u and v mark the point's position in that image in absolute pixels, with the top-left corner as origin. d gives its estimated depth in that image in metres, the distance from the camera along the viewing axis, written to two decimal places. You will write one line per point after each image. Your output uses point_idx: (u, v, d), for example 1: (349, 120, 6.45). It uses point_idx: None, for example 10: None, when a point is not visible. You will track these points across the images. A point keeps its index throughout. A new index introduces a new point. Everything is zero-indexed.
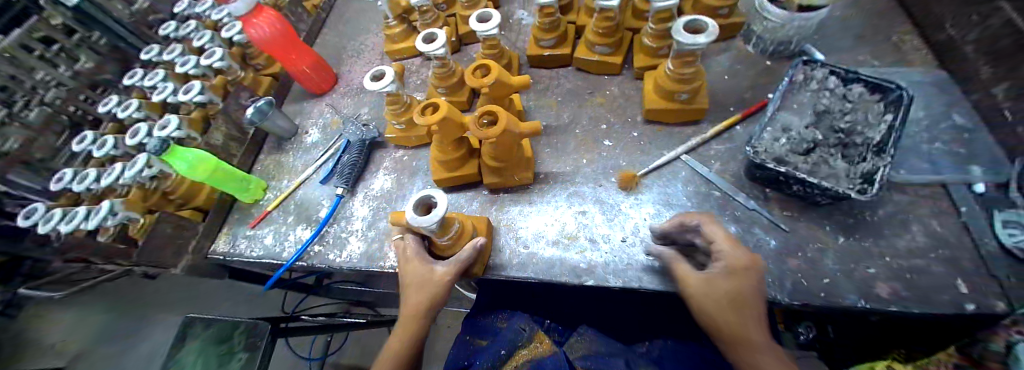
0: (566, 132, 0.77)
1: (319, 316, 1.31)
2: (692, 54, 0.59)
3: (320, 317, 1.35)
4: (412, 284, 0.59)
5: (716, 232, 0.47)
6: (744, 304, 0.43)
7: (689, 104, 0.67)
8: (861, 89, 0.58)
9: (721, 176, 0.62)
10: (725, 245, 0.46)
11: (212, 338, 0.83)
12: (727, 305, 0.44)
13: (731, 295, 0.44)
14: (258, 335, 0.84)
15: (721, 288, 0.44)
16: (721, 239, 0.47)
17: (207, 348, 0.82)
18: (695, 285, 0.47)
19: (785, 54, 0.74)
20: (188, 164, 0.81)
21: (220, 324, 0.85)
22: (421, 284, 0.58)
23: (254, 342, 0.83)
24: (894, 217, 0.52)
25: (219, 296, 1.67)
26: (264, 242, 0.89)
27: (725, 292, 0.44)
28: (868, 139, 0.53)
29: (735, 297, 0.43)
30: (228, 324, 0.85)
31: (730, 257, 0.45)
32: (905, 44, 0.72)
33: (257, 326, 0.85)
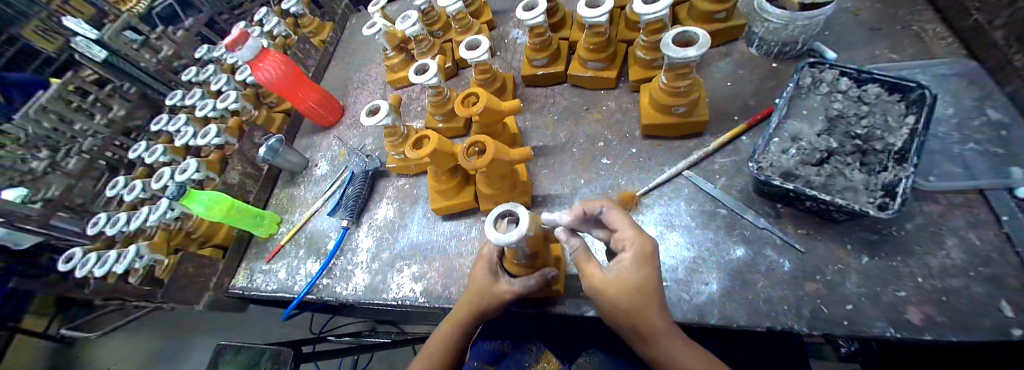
0: (563, 151, 0.75)
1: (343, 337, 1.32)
2: (687, 66, 0.56)
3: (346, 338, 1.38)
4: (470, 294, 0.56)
5: (620, 221, 0.44)
6: (650, 296, 0.40)
7: (688, 117, 0.63)
8: (877, 90, 0.53)
9: (726, 192, 0.58)
10: (631, 234, 0.42)
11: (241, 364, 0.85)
12: (633, 300, 0.40)
13: (634, 288, 0.40)
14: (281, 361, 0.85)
15: (628, 282, 0.40)
16: (627, 227, 0.43)
17: None
18: (601, 282, 0.42)
19: (791, 55, 0.70)
20: (205, 207, 0.86)
21: (248, 349, 0.88)
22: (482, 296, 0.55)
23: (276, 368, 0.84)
24: (924, 230, 0.47)
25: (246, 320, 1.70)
26: (278, 276, 0.92)
27: (633, 286, 0.40)
28: (890, 145, 0.49)
29: (643, 288, 0.40)
30: (256, 350, 0.87)
31: (636, 245, 0.42)
32: (928, 34, 0.66)
33: (281, 353, 0.86)
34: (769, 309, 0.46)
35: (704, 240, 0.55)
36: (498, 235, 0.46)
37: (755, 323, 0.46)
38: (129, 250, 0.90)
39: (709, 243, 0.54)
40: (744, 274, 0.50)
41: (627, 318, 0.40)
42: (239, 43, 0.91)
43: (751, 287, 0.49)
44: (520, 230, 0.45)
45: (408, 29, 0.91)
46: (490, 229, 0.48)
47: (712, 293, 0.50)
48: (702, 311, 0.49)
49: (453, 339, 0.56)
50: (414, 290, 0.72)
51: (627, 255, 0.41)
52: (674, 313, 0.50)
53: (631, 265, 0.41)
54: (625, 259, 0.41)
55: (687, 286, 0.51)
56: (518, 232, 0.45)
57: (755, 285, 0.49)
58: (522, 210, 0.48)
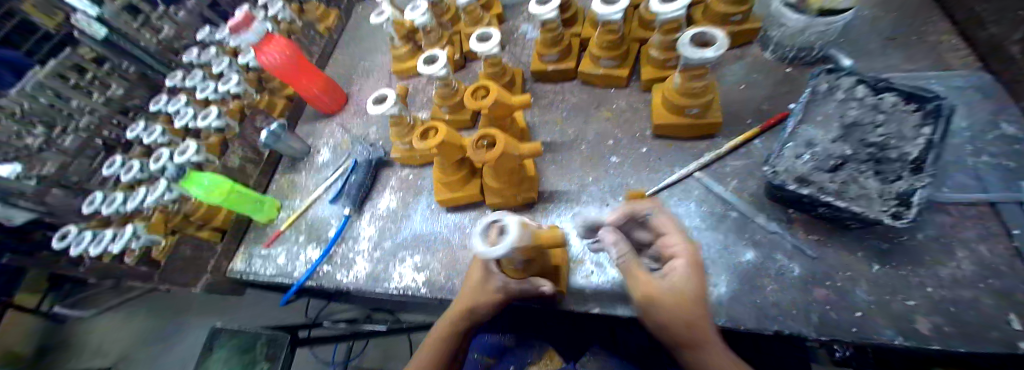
0: (570, 148, 0.75)
1: (340, 324, 1.32)
2: (703, 67, 0.56)
3: (341, 325, 1.37)
4: (462, 295, 0.55)
5: (669, 225, 0.45)
6: (701, 306, 0.40)
7: (701, 119, 0.63)
8: (893, 99, 0.52)
9: (738, 195, 0.58)
10: (679, 238, 0.44)
11: (237, 348, 0.84)
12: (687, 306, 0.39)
13: (687, 294, 0.39)
14: (278, 346, 0.85)
15: (683, 290, 0.40)
16: (675, 231, 0.44)
17: (233, 357, 0.83)
18: (658, 288, 0.40)
19: (806, 61, 0.69)
20: (203, 191, 0.85)
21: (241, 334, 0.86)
22: (475, 297, 0.54)
23: (273, 353, 0.84)
24: (935, 241, 0.47)
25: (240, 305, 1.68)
26: (277, 261, 0.91)
27: (688, 292, 0.40)
28: (905, 154, 0.48)
29: (696, 297, 0.40)
30: (248, 336, 0.86)
31: (686, 250, 0.42)
32: (943, 44, 0.66)
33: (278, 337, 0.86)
34: (777, 313, 0.46)
35: (714, 242, 0.55)
36: (485, 248, 0.43)
37: (763, 327, 0.46)
38: (126, 230, 0.89)
39: (719, 246, 0.54)
40: (755, 277, 0.50)
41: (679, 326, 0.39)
42: (244, 26, 0.91)
43: (759, 291, 0.49)
44: (507, 243, 0.41)
45: (416, 19, 0.90)
46: (477, 243, 0.45)
47: (722, 295, 0.49)
48: (710, 312, 0.48)
49: (450, 339, 0.55)
50: (415, 280, 0.71)
51: (679, 261, 0.41)
52: None
53: (685, 270, 0.41)
54: (677, 265, 0.41)
55: None
56: (505, 245, 0.42)
57: (764, 289, 0.49)
58: (512, 221, 0.44)
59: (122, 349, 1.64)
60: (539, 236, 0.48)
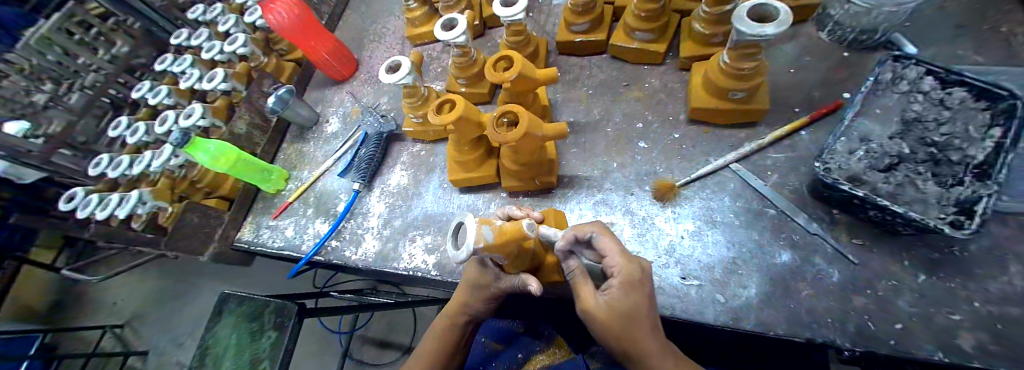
0: (595, 131, 0.70)
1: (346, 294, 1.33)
2: (756, 44, 0.50)
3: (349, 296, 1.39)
4: (462, 288, 0.55)
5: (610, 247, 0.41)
6: (637, 324, 0.39)
7: (745, 103, 0.58)
8: (963, 95, 0.47)
9: (778, 192, 0.54)
10: (618, 259, 0.40)
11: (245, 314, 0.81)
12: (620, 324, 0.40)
13: (621, 311, 0.40)
14: (285, 315, 0.78)
15: (616, 309, 0.40)
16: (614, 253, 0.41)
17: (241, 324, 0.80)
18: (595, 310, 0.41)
19: (865, 45, 0.63)
20: (209, 157, 0.82)
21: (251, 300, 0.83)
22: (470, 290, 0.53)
23: (280, 322, 0.77)
24: (989, 253, 0.44)
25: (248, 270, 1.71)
26: (285, 233, 0.90)
27: (622, 311, 0.40)
28: (968, 156, 0.44)
29: (631, 315, 0.40)
30: (259, 302, 0.82)
31: (624, 272, 0.40)
32: (1021, 35, 0.59)
33: (286, 307, 0.80)
34: (808, 321, 0.44)
35: (746, 240, 0.52)
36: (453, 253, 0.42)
37: (794, 334, 0.44)
38: (131, 195, 0.87)
39: (752, 244, 0.51)
40: (788, 281, 0.47)
41: (612, 337, 0.41)
42: None
43: (792, 294, 0.46)
44: (469, 247, 0.39)
45: None
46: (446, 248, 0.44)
47: (751, 297, 0.47)
48: (735, 315, 0.47)
49: (450, 330, 0.56)
50: (426, 262, 0.69)
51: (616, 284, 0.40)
52: (707, 313, 0.48)
53: (620, 293, 0.40)
54: (614, 288, 0.40)
55: (724, 287, 0.49)
56: (467, 248, 0.39)
57: (799, 294, 0.46)
58: (468, 220, 0.41)
59: (136, 308, 1.69)
60: (504, 231, 0.42)
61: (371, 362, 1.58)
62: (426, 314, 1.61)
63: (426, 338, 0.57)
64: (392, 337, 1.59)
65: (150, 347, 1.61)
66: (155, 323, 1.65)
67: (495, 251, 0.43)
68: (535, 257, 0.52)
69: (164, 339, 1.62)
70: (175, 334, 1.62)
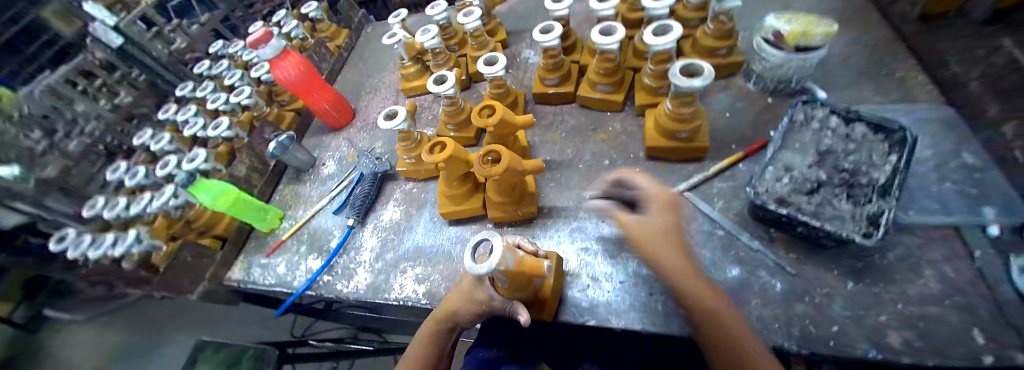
0: (569, 167, 0.79)
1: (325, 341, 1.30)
2: (691, 94, 0.62)
3: (328, 343, 1.35)
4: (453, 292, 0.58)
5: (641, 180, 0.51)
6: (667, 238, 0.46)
7: (689, 143, 0.68)
8: (864, 130, 0.59)
9: (724, 216, 0.62)
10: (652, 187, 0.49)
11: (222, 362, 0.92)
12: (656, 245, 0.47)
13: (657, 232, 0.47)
14: None
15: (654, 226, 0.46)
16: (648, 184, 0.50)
17: None
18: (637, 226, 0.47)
19: (786, 92, 0.76)
20: (211, 197, 0.87)
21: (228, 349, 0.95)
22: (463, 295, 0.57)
23: None
24: (905, 261, 0.51)
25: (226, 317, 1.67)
26: (277, 270, 0.93)
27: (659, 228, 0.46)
28: (874, 179, 0.53)
29: (666, 233, 0.46)
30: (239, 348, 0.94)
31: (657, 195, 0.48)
32: (910, 81, 0.73)
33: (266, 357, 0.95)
34: (761, 326, 0.50)
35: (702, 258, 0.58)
36: (470, 263, 0.45)
37: None
38: (129, 234, 0.90)
39: (706, 262, 0.58)
40: (739, 292, 0.53)
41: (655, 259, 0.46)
42: (262, 42, 0.95)
43: (744, 304, 0.52)
44: (490, 264, 0.43)
45: (427, 42, 0.98)
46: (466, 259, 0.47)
47: None
48: None
49: (434, 338, 0.58)
50: (415, 291, 0.73)
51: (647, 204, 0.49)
52: (674, 324, 0.53)
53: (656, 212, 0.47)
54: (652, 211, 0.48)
55: None
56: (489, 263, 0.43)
57: (748, 303, 0.52)
58: (497, 241, 0.45)
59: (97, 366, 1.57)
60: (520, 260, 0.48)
61: None
62: None
63: (411, 348, 0.59)
64: None
65: None
66: None
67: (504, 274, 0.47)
68: (533, 290, 0.55)
69: None
70: None
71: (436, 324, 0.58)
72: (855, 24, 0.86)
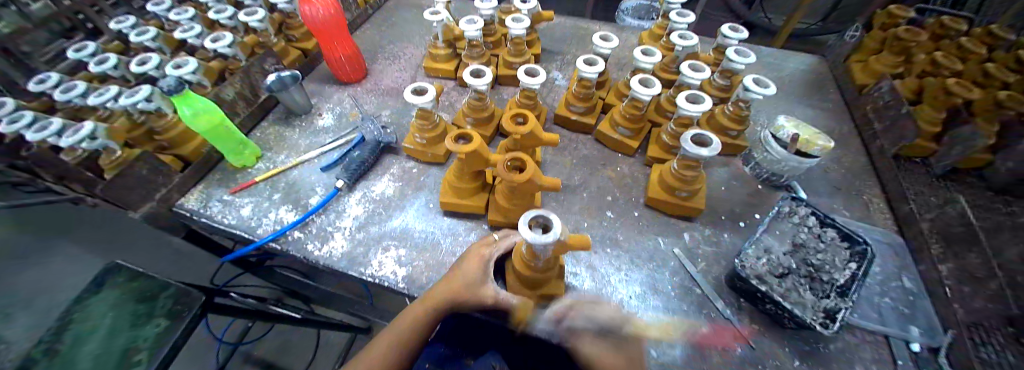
0: (574, 193, 0.82)
1: (247, 299, 1.14)
2: (696, 161, 0.68)
3: (249, 300, 1.15)
4: (452, 280, 0.57)
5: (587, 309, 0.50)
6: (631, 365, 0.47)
7: (687, 201, 0.73)
8: (833, 234, 0.67)
9: (704, 277, 0.67)
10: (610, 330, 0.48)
11: (134, 293, 0.79)
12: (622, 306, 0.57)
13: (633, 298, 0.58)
14: (186, 305, 0.78)
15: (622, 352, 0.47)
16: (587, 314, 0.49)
17: (123, 304, 0.78)
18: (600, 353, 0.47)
19: (774, 183, 0.84)
20: (193, 113, 0.78)
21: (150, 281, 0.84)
22: (467, 287, 0.56)
23: (178, 312, 0.76)
24: (844, 354, 0.59)
25: (142, 244, 1.58)
26: (241, 211, 0.85)
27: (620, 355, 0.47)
28: (834, 279, 0.61)
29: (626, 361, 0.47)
30: (157, 283, 0.81)
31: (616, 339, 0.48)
32: (872, 206, 0.85)
33: (186, 295, 0.79)
34: None
35: (677, 309, 0.63)
36: (535, 235, 0.49)
37: None
38: (83, 126, 0.79)
39: (681, 314, 0.62)
40: (704, 349, 0.58)
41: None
42: None
43: (707, 360, 0.57)
44: (551, 238, 0.49)
45: (470, 31, 0.98)
46: (525, 229, 0.50)
47: (676, 357, 0.57)
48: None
49: (428, 318, 0.56)
50: (395, 272, 0.71)
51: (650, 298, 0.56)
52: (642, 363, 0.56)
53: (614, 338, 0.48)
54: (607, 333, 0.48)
55: (658, 346, 0.58)
56: (554, 235, 0.50)
57: (710, 361, 0.57)
58: (559, 220, 0.52)
59: None
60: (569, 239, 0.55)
61: None
62: (333, 340, 1.49)
63: (397, 322, 0.56)
64: (282, 361, 1.43)
65: None
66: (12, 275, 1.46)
67: (547, 250, 0.53)
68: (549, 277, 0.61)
69: None
70: None
71: (435, 306, 0.56)
72: (840, 143, 0.99)
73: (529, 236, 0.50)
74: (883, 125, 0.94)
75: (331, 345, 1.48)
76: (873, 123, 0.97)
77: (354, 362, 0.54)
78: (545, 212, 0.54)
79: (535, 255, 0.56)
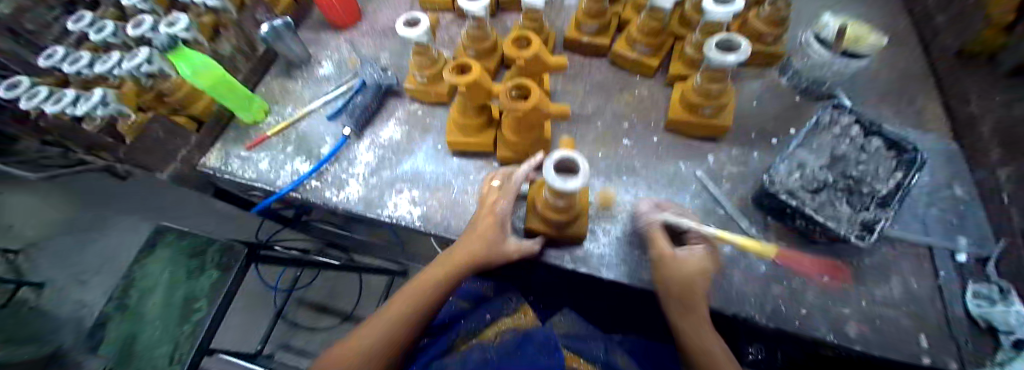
0: (588, 122, 0.77)
1: (291, 250, 1.20)
2: (721, 71, 0.59)
3: (293, 251, 1.21)
4: (473, 239, 0.55)
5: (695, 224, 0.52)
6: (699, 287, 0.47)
7: (712, 119, 0.67)
8: (878, 144, 0.60)
9: (729, 198, 0.64)
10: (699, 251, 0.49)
11: (186, 249, 0.89)
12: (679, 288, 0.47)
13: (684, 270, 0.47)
14: (234, 256, 0.88)
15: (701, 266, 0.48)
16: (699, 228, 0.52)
17: (180, 259, 0.89)
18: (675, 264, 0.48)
19: (813, 94, 0.76)
20: (192, 70, 0.75)
21: (195, 237, 0.91)
22: (490, 247, 0.54)
23: (230, 264, 0.87)
24: (878, 267, 0.56)
25: (180, 210, 1.69)
26: (259, 165, 0.86)
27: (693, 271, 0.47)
28: (875, 191, 0.55)
29: (694, 280, 0.47)
30: (204, 239, 0.91)
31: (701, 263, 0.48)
32: (926, 111, 0.76)
33: (232, 248, 0.89)
34: (738, 299, 0.54)
35: None
36: (558, 180, 0.44)
37: (725, 308, 0.53)
38: (94, 94, 0.80)
39: None
40: (726, 267, 0.57)
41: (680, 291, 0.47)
42: None
43: (727, 279, 0.56)
44: (577, 185, 0.43)
45: None
46: (548, 172, 0.45)
47: None
48: None
49: (455, 276, 0.55)
50: (411, 212, 0.72)
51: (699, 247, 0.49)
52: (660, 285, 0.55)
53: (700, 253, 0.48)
54: (698, 250, 0.49)
55: None
56: (572, 180, 0.43)
57: (733, 278, 0.56)
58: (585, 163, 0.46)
59: (61, 232, 1.66)
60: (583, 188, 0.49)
61: (307, 324, 1.56)
62: (374, 283, 1.61)
63: (417, 280, 0.55)
64: (331, 303, 1.59)
65: (48, 279, 1.57)
66: (85, 244, 1.64)
67: (569, 194, 0.48)
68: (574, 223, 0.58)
69: (64, 271, 1.60)
70: (79, 267, 1.61)
71: (463, 265, 0.54)
72: (894, 44, 0.86)
73: (554, 181, 0.44)
74: (947, 19, 0.79)
75: (371, 288, 1.60)
76: (941, 15, 0.82)
77: (369, 319, 0.53)
78: (569, 152, 0.48)
79: (557, 198, 0.51)
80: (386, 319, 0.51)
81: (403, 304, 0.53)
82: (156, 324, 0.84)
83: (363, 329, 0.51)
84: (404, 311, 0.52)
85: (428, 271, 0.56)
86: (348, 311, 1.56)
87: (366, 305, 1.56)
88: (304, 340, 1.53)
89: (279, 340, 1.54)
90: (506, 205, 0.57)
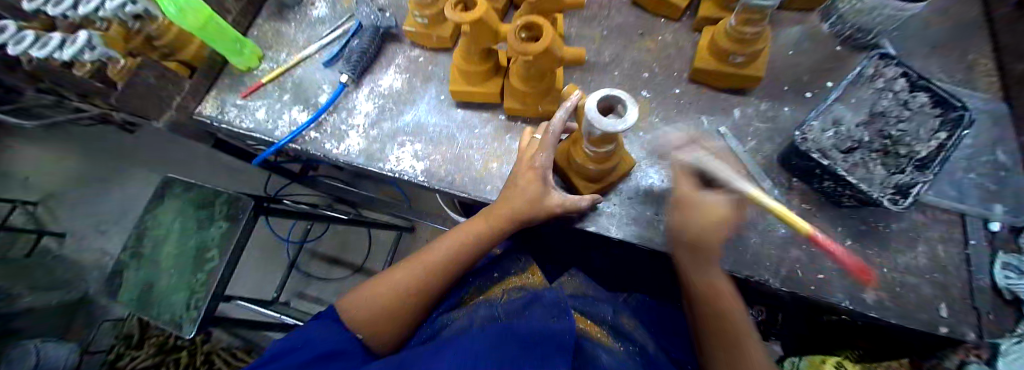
0: (604, 72, 0.71)
1: (300, 204, 1.21)
2: (759, 12, 0.50)
3: (302, 205, 1.22)
4: (515, 194, 0.53)
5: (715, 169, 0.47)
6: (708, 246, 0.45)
7: (742, 69, 0.61)
8: (924, 100, 0.54)
9: (752, 156, 0.60)
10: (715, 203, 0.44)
11: (193, 201, 0.89)
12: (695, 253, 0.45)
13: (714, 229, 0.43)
14: (242, 208, 0.86)
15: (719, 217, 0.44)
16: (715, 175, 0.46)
17: (188, 210, 0.89)
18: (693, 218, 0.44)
19: (858, 43, 0.68)
20: (178, 10, 0.67)
21: (199, 189, 0.90)
22: (533, 203, 0.52)
23: (236, 214, 0.86)
24: (906, 234, 0.53)
25: (184, 162, 1.68)
26: (256, 115, 0.83)
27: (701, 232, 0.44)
28: (914, 151, 0.51)
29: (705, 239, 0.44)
30: (210, 191, 0.89)
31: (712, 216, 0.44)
32: (977, 67, 0.67)
33: (239, 199, 0.87)
34: (753, 261, 0.52)
35: None
36: (606, 121, 0.39)
37: (737, 270, 0.52)
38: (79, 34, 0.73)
39: None
40: (742, 229, 0.55)
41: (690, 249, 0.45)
42: None
43: (743, 239, 0.54)
44: (626, 126, 0.38)
45: None
46: (589, 109, 0.40)
47: None
48: None
49: (485, 234, 0.55)
50: (414, 167, 0.69)
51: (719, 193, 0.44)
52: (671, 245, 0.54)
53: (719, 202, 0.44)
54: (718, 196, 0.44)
55: None
56: (625, 123, 0.38)
57: (748, 240, 0.54)
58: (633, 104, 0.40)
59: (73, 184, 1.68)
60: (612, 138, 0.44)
61: (320, 276, 1.62)
62: (383, 237, 1.63)
63: (461, 229, 0.57)
64: (340, 256, 1.63)
65: (69, 229, 1.63)
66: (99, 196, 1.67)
67: (610, 138, 0.44)
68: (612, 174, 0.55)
69: (84, 222, 1.65)
70: (97, 218, 1.66)
71: (494, 225, 0.55)
72: None
73: (594, 121, 0.39)
74: None
75: (379, 242, 1.62)
76: None
77: (413, 257, 0.57)
78: (612, 92, 0.42)
79: (601, 146, 0.46)
80: (416, 269, 0.54)
81: (441, 251, 0.55)
82: (171, 271, 0.86)
83: (405, 266, 0.55)
84: (443, 255, 0.55)
85: (466, 224, 0.57)
86: (358, 264, 1.61)
87: (376, 258, 1.60)
88: (318, 289, 1.61)
89: (294, 289, 1.62)
90: (543, 159, 0.53)
